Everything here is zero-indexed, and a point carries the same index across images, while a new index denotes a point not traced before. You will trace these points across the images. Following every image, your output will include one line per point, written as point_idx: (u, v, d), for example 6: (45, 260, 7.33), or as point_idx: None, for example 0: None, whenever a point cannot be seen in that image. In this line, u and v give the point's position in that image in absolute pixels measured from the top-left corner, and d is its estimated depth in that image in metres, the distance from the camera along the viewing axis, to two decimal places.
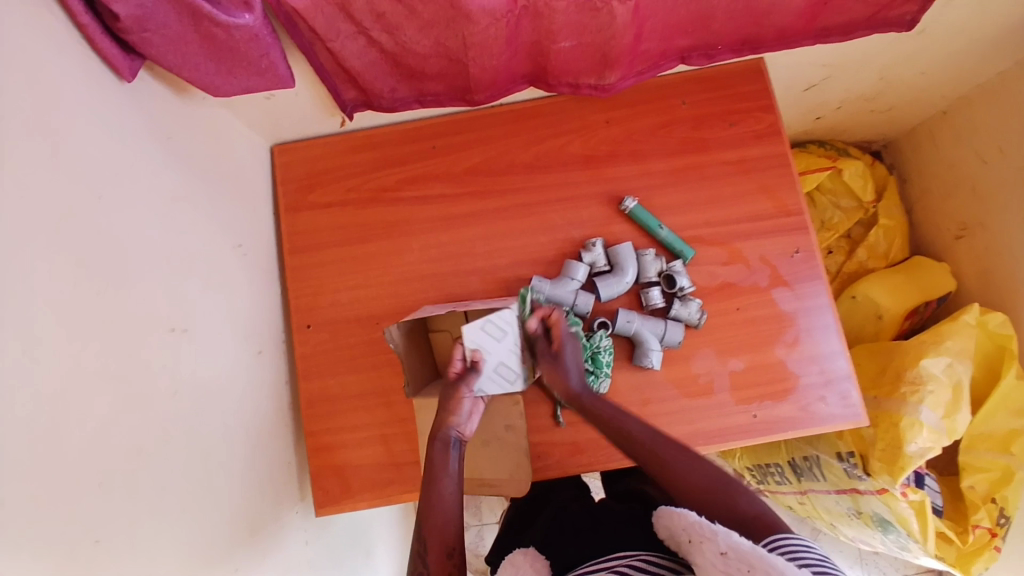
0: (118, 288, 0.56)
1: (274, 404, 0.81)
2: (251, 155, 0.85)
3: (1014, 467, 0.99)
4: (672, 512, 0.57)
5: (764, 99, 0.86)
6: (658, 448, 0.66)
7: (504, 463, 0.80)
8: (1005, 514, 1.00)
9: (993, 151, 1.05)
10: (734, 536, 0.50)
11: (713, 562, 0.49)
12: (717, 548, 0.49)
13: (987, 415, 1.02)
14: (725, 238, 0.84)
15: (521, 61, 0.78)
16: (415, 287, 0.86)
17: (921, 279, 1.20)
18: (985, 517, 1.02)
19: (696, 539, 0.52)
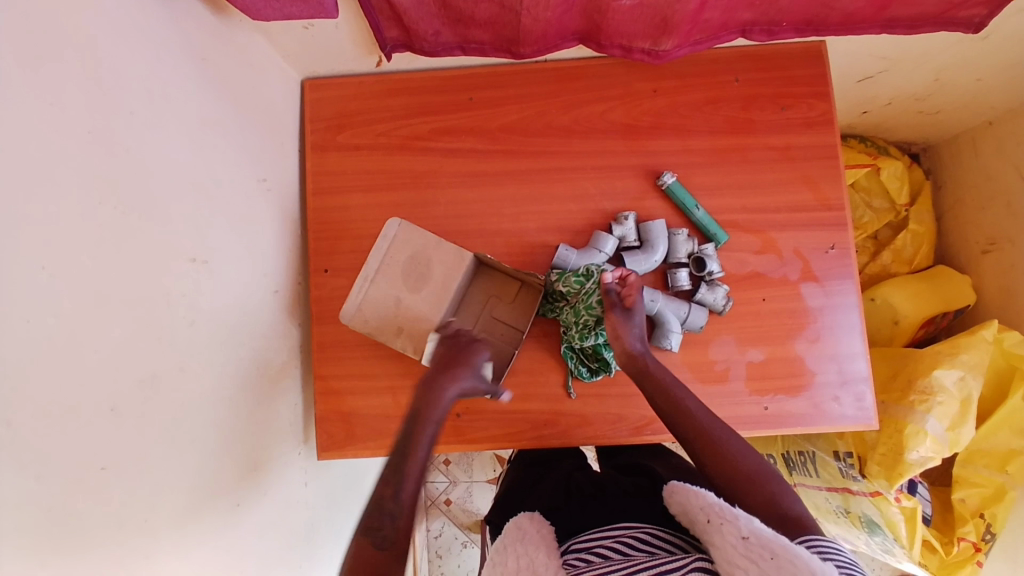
0: (143, 212, 0.54)
1: (286, 345, 0.80)
2: (282, 87, 0.82)
3: (1009, 486, 1.00)
4: (695, 494, 0.58)
5: (819, 86, 0.83)
6: (712, 434, 0.66)
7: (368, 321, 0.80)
8: (992, 530, 1.02)
9: None
10: (758, 525, 0.50)
11: (734, 544, 0.49)
12: (739, 532, 0.50)
13: (989, 432, 1.03)
14: (760, 226, 0.82)
15: (574, 17, 0.74)
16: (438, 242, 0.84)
17: (943, 289, 1.18)
18: (971, 530, 1.03)
19: (716, 520, 0.52)
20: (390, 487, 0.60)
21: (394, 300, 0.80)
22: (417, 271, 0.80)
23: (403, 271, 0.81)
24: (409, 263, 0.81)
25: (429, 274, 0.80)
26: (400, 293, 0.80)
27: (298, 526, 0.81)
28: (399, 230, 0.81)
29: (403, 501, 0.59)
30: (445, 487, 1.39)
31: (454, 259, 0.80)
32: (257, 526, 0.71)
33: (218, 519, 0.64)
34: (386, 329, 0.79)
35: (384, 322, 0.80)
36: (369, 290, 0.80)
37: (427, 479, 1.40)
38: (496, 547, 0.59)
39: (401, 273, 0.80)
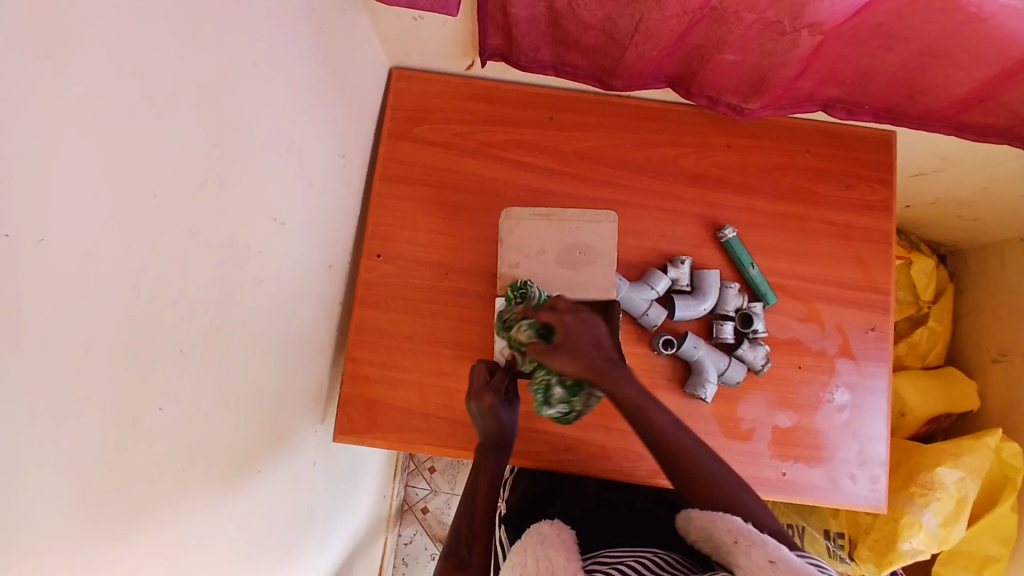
0: (243, 166, 0.55)
1: (325, 322, 0.80)
2: (374, 69, 0.83)
3: None
4: (719, 516, 0.57)
5: (884, 172, 0.86)
6: (736, 492, 0.62)
7: (534, 283, 0.80)
8: None
9: None
10: (786, 553, 0.50)
11: (759, 565, 0.49)
12: (767, 556, 0.50)
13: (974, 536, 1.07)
14: (809, 295, 0.84)
15: (673, 61, 0.76)
16: (515, 221, 0.81)
17: (953, 391, 1.21)
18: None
19: (744, 543, 0.52)
20: (464, 533, 0.70)
21: (538, 249, 0.80)
22: (577, 257, 0.79)
23: (560, 248, 0.80)
24: (572, 243, 0.80)
25: (584, 261, 0.79)
26: (549, 247, 0.80)
27: (302, 503, 0.79)
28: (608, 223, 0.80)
29: (478, 540, 0.69)
30: (426, 494, 1.38)
31: (598, 294, 0.77)
32: (268, 496, 0.69)
33: (239, 484, 0.62)
34: (508, 253, 0.80)
35: (512, 249, 0.81)
36: (542, 225, 0.81)
37: (409, 483, 1.39)
38: (516, 547, 0.59)
39: (559, 249, 0.80)
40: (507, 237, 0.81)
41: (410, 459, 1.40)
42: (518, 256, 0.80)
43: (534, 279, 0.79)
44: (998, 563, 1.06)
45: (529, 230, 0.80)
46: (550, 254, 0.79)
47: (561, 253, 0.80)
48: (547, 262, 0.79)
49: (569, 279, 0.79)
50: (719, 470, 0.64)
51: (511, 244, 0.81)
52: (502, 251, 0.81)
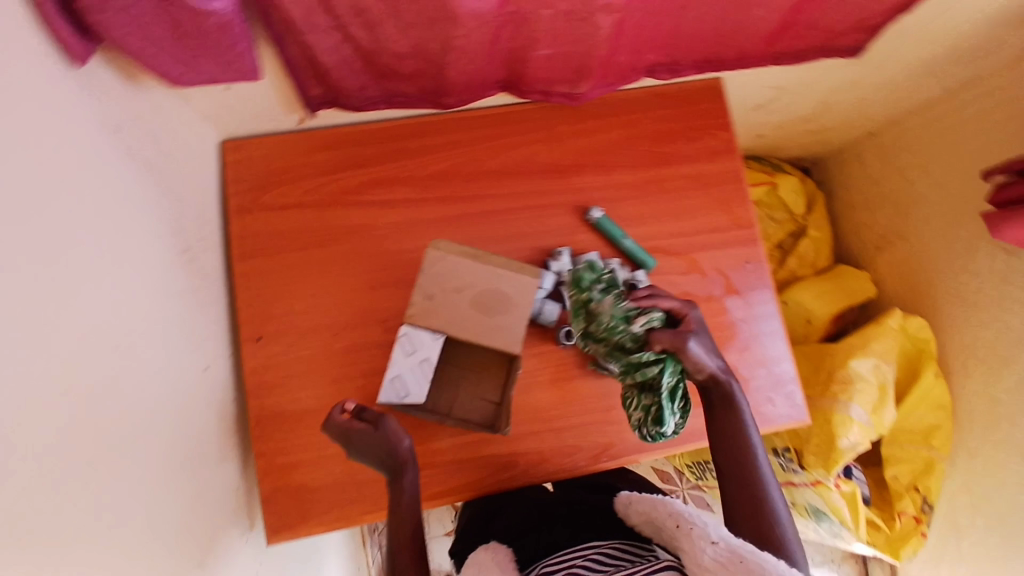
0: (76, 303, 0.51)
1: (216, 423, 0.78)
2: (199, 150, 0.79)
3: (934, 457, 1.16)
4: (662, 501, 0.65)
5: (721, 117, 0.90)
6: (754, 489, 0.73)
7: (440, 320, 0.78)
8: (926, 501, 1.17)
9: (917, 170, 1.18)
10: (725, 531, 0.57)
11: (704, 549, 0.56)
12: (708, 537, 0.57)
13: (910, 411, 1.17)
14: (684, 249, 0.88)
15: (496, 65, 0.74)
16: (440, 253, 0.77)
17: (846, 286, 1.31)
18: (910, 505, 1.17)
19: (686, 527, 0.59)
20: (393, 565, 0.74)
21: (458, 286, 0.77)
22: (490, 304, 0.77)
23: (479, 291, 0.77)
24: (493, 290, 0.77)
25: (500, 309, 0.77)
26: (471, 288, 0.77)
27: None
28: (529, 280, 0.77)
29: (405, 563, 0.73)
30: None
31: (501, 345, 0.77)
32: None
33: None
34: (426, 285, 0.77)
35: (431, 280, 0.77)
36: (467, 264, 0.77)
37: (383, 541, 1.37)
38: None
39: (478, 292, 0.77)
40: (428, 268, 0.77)
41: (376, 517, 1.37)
42: (435, 290, 0.77)
43: (440, 317, 0.78)
44: (939, 429, 1.16)
45: (452, 268, 0.77)
46: (466, 295, 0.77)
47: (478, 296, 0.77)
48: (458, 305, 0.77)
49: (477, 324, 0.77)
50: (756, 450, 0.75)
51: (432, 276, 0.77)
52: (422, 279, 0.78)
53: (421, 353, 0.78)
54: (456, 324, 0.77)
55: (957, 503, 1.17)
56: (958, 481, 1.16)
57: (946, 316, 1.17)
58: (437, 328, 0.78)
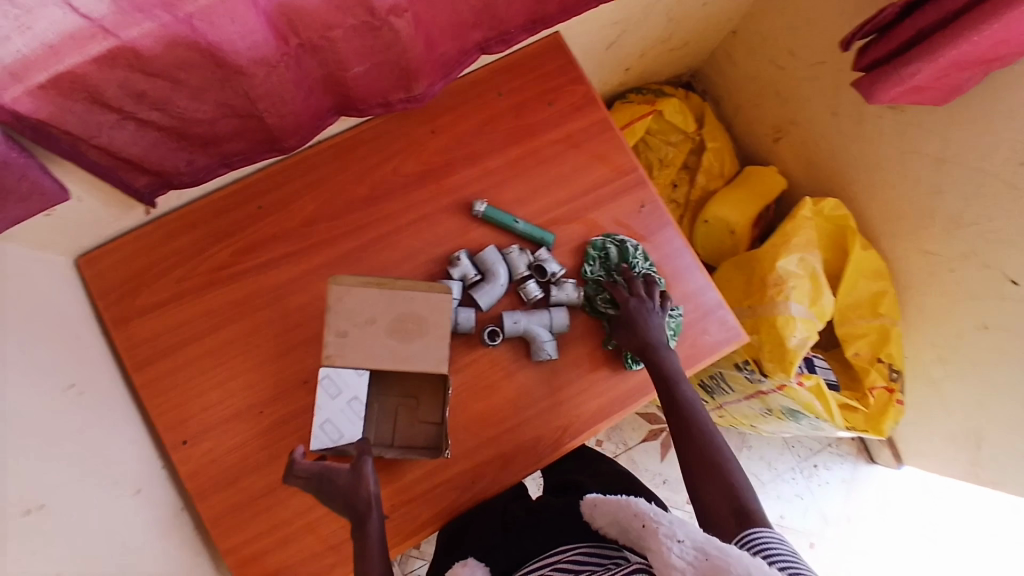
0: None
1: (166, 546, 0.73)
2: (49, 277, 0.72)
3: (887, 324, 1.18)
4: (626, 501, 0.65)
5: (570, 72, 0.88)
6: (691, 424, 0.71)
7: (358, 359, 0.72)
8: (892, 367, 1.18)
9: (787, 57, 1.19)
10: (689, 526, 0.57)
11: (670, 549, 0.56)
12: (673, 536, 0.56)
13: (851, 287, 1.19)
14: (578, 213, 0.86)
15: (316, 95, 0.70)
16: (344, 284, 0.72)
17: (756, 186, 1.32)
18: (877, 377, 1.18)
19: (650, 525, 0.59)
20: None
21: (368, 316, 0.72)
22: (408, 328, 0.72)
23: (392, 316, 0.73)
24: (405, 310, 0.72)
25: (419, 329, 0.73)
26: (383, 314, 0.72)
27: None
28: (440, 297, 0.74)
29: None
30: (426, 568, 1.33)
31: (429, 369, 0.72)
32: None
33: None
34: (335, 322, 0.71)
35: (340, 316, 0.72)
36: (373, 291, 0.72)
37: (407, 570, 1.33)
38: None
39: (390, 317, 0.72)
40: (335, 303, 0.72)
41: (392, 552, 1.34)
42: (346, 325, 0.71)
43: (359, 355, 0.72)
44: (884, 295, 1.18)
45: (359, 296, 0.72)
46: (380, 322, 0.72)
47: (392, 320, 0.73)
48: (374, 335, 0.72)
49: (398, 352, 0.72)
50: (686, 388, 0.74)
51: (340, 312, 0.72)
52: (331, 318, 0.73)
53: (347, 392, 0.74)
54: (376, 357, 0.72)
55: (920, 358, 1.20)
56: (917, 340, 1.19)
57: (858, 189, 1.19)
58: (358, 363, 0.72)
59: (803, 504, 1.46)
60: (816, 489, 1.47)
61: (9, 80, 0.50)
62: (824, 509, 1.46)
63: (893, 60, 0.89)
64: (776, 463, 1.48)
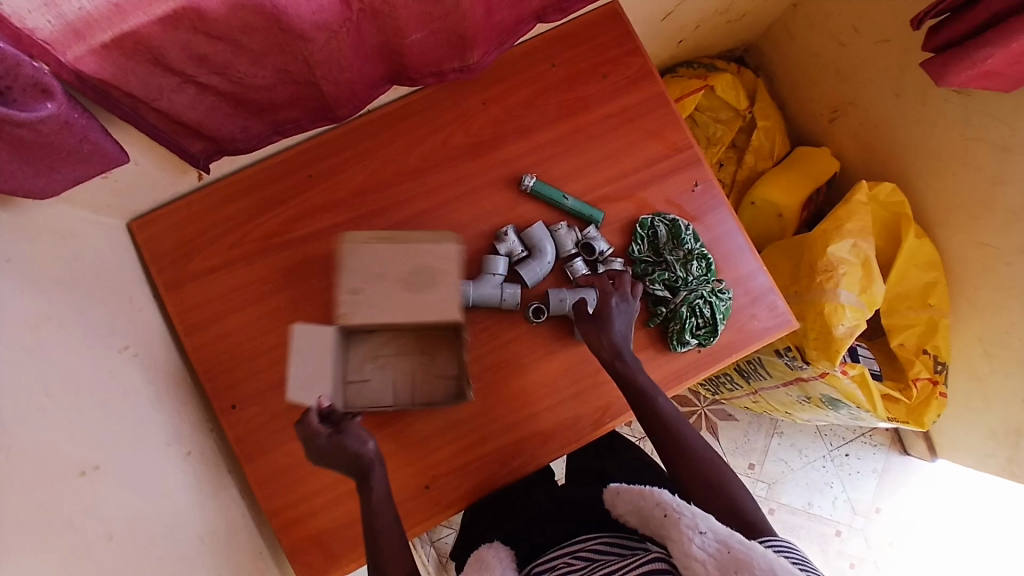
0: (18, 455, 0.51)
1: (217, 503, 0.75)
2: (106, 240, 0.74)
3: (937, 316, 1.14)
4: (649, 491, 0.68)
5: (626, 43, 0.85)
6: (683, 436, 0.73)
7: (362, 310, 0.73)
8: (939, 360, 1.14)
9: (849, 32, 1.13)
10: (711, 519, 0.59)
11: (691, 538, 0.58)
12: (695, 526, 0.59)
13: (902, 277, 1.14)
14: (628, 190, 0.84)
15: (373, 63, 0.69)
16: (358, 239, 0.73)
17: (809, 167, 1.27)
18: (922, 368, 1.14)
19: (672, 515, 0.62)
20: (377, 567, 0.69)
21: (382, 271, 0.73)
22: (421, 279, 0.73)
23: (406, 270, 0.73)
24: (418, 264, 0.73)
25: (431, 281, 0.73)
26: (397, 268, 0.73)
27: None
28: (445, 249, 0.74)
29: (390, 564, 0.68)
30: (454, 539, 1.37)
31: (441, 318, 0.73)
32: None
33: None
34: (349, 279, 0.72)
35: (354, 274, 0.73)
36: (385, 246, 0.73)
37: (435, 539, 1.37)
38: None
39: (405, 271, 0.73)
40: (353, 255, 0.72)
41: None
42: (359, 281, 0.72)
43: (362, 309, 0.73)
44: (936, 286, 1.14)
45: (371, 253, 0.73)
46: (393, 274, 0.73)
47: (405, 273, 0.73)
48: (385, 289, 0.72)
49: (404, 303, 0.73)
50: (661, 400, 0.74)
51: (354, 269, 0.72)
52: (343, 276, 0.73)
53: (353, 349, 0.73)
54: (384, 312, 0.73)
55: (970, 352, 1.15)
56: (967, 334, 1.14)
57: (916, 173, 1.14)
58: (376, 317, 0.72)
59: (832, 493, 1.44)
60: (846, 479, 1.45)
61: (75, 41, 0.50)
62: (853, 500, 1.44)
63: (963, 44, 0.85)
64: (806, 450, 1.46)
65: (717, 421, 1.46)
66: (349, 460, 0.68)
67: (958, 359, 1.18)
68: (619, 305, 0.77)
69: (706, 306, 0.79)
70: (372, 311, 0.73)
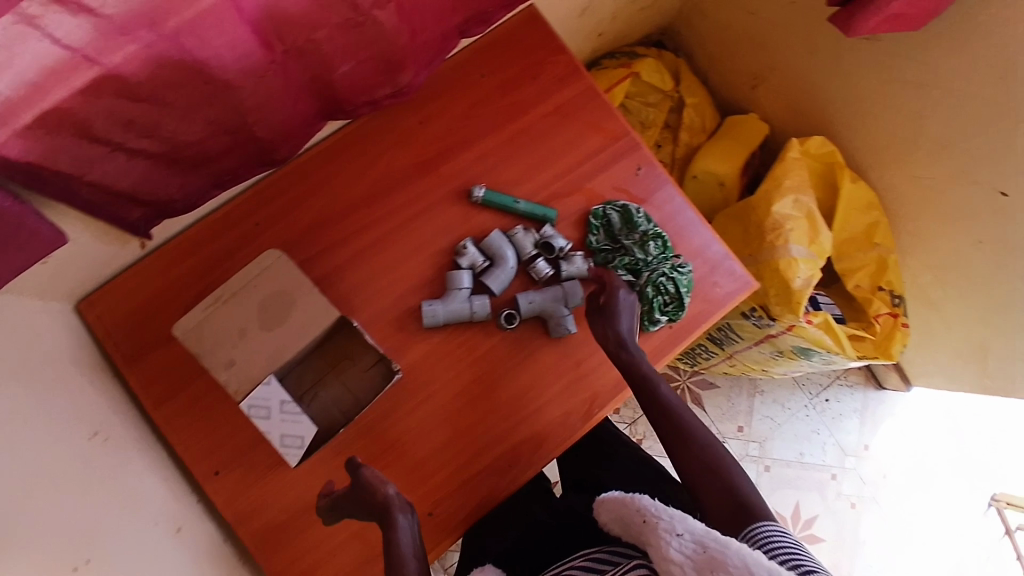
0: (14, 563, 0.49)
1: (214, 574, 0.73)
2: (57, 325, 0.71)
3: (885, 252, 1.20)
4: (629, 499, 0.69)
5: (550, 44, 0.87)
6: (684, 424, 0.75)
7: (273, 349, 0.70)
8: (895, 293, 1.20)
9: (754, 2, 1.19)
10: (688, 521, 0.61)
11: (670, 542, 0.59)
12: (672, 530, 0.60)
13: (846, 222, 1.20)
14: (577, 185, 0.86)
15: (307, 102, 0.69)
16: (183, 323, 0.70)
17: (740, 135, 1.32)
18: (881, 304, 1.20)
19: (651, 520, 0.63)
20: None
21: (236, 334, 0.70)
22: (275, 309, 0.71)
23: (255, 316, 0.70)
24: (260, 305, 0.71)
25: (289, 310, 0.71)
26: (245, 325, 0.70)
27: None
28: (278, 262, 0.72)
29: None
30: None
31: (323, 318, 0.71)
32: None
33: None
34: (214, 358, 0.70)
35: (213, 352, 0.70)
36: (222, 311, 0.71)
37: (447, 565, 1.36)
38: None
39: (254, 317, 0.70)
40: (193, 340, 0.70)
41: None
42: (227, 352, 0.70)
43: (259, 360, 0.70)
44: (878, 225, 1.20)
45: (211, 325, 0.70)
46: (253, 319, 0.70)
47: (260, 314, 0.71)
48: (256, 342, 0.70)
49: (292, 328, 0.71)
50: (661, 385, 0.76)
51: (209, 350, 0.70)
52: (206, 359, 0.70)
53: (274, 402, 0.69)
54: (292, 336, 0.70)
55: (922, 279, 1.22)
56: (917, 262, 1.20)
57: (839, 125, 1.20)
58: (261, 368, 0.70)
59: (820, 439, 1.49)
60: (830, 422, 1.50)
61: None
62: (841, 442, 1.49)
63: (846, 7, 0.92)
64: (789, 402, 1.51)
65: (700, 391, 1.50)
66: (367, 502, 0.69)
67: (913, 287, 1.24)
68: (625, 300, 0.79)
69: (669, 282, 0.82)
70: (259, 363, 0.70)
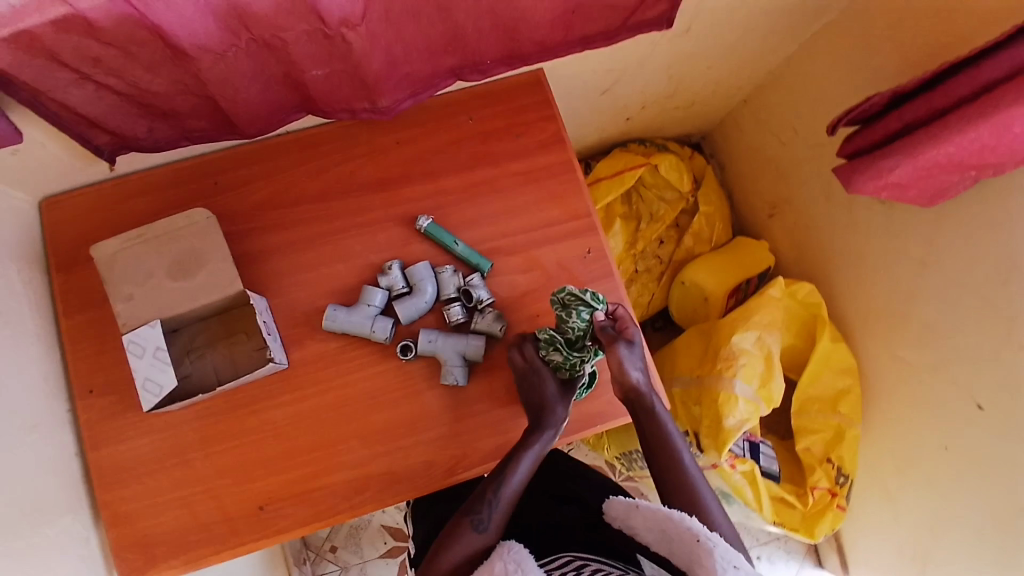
0: None
1: (62, 483, 0.75)
2: (10, 212, 0.77)
3: (845, 424, 1.12)
4: (674, 514, 0.69)
5: (545, 110, 0.89)
6: (671, 442, 0.79)
7: (173, 300, 0.74)
8: (841, 471, 1.11)
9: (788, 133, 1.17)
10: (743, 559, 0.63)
11: (733, 568, 0.62)
12: (731, 562, 0.62)
13: (815, 379, 1.13)
14: (522, 247, 0.86)
15: (280, 91, 0.73)
16: (103, 247, 0.74)
17: (742, 257, 1.29)
18: (822, 477, 1.12)
19: (708, 541, 0.65)
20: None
21: (145, 274, 0.74)
22: (186, 263, 0.75)
23: (167, 263, 0.74)
24: (176, 255, 0.75)
25: (198, 268, 0.75)
26: (157, 268, 0.74)
27: None
28: (204, 222, 0.76)
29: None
30: (337, 574, 1.34)
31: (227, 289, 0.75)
32: None
33: None
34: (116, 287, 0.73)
35: (119, 282, 0.74)
36: (139, 249, 0.75)
37: (316, 572, 1.34)
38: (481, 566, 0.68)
39: (166, 265, 0.74)
40: (104, 265, 0.74)
41: (307, 549, 1.35)
42: (129, 287, 0.74)
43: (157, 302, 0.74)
44: (848, 393, 1.12)
45: (124, 258, 0.74)
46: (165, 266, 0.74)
47: (173, 263, 0.75)
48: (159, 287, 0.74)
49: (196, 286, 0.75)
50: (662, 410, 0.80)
51: (116, 279, 0.74)
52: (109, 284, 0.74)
53: (151, 345, 0.72)
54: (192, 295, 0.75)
55: (879, 462, 1.13)
56: (876, 444, 1.12)
57: (837, 278, 1.16)
58: (152, 314, 0.73)
59: None
60: None
61: None
62: None
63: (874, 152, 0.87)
64: None
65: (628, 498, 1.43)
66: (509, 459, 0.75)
67: (868, 468, 1.16)
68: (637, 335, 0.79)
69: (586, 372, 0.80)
70: (154, 308, 0.74)
